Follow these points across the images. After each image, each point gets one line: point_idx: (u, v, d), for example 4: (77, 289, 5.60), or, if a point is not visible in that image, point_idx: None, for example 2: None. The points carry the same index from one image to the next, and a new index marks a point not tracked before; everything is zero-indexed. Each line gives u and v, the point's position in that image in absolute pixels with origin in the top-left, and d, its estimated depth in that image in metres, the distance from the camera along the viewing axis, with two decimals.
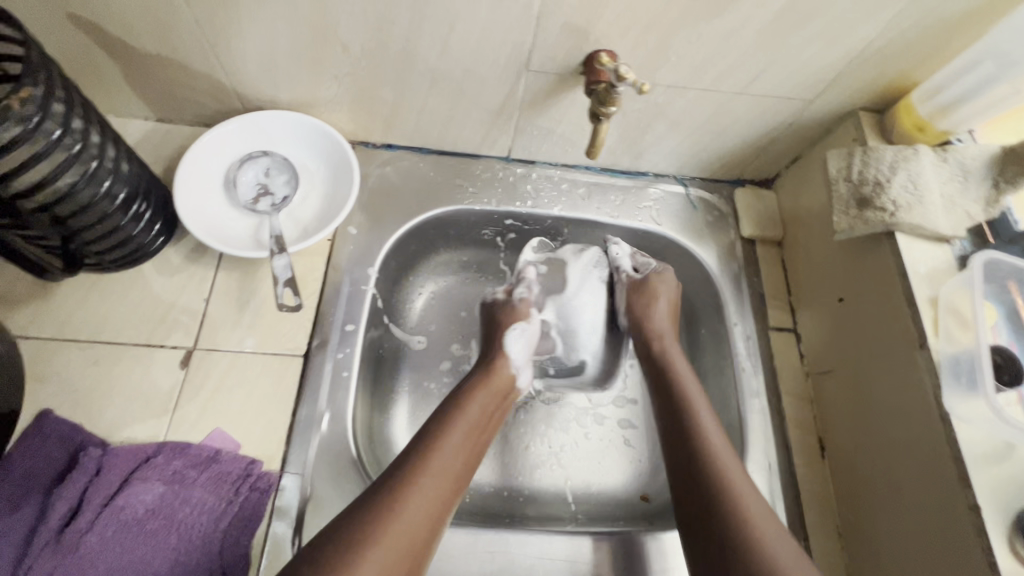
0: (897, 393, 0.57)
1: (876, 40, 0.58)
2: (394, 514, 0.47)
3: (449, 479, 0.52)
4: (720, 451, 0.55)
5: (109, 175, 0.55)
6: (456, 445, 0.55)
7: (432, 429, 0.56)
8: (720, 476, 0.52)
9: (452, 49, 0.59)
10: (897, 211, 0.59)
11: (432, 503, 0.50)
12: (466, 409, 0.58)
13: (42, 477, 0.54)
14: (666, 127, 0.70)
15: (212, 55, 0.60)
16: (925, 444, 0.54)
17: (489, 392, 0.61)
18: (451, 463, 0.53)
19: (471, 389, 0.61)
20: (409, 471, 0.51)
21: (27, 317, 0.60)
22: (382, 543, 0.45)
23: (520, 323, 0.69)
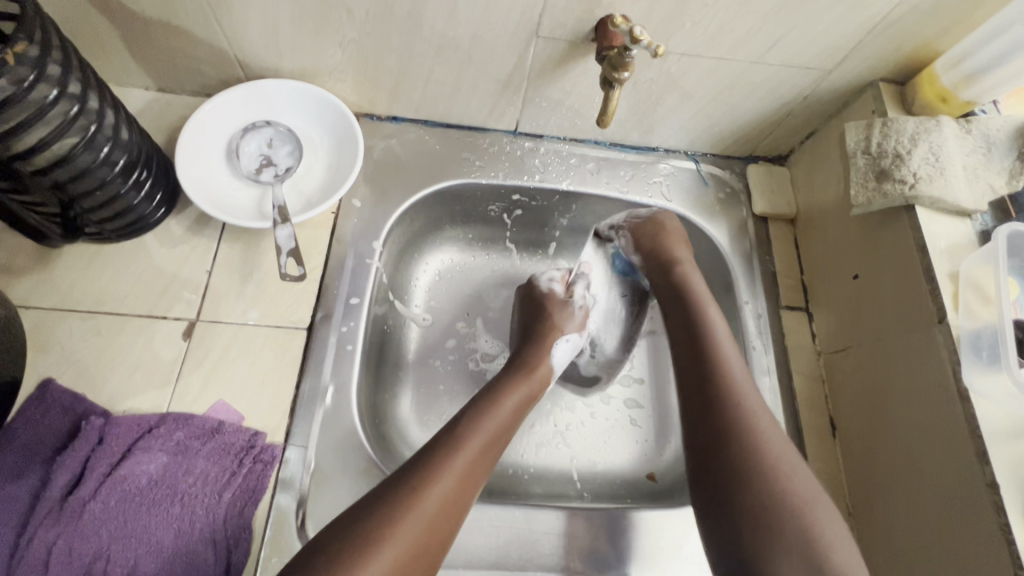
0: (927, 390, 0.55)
1: (900, 5, 0.56)
2: (407, 519, 0.46)
3: (469, 483, 0.51)
4: (757, 406, 0.55)
5: (109, 141, 0.54)
6: (479, 449, 0.53)
7: (455, 428, 0.54)
8: (747, 442, 0.52)
9: (459, 14, 0.57)
10: (918, 183, 0.57)
11: (449, 509, 0.49)
12: (499, 409, 0.57)
13: (45, 447, 0.53)
14: (678, 99, 0.68)
15: (213, 19, 0.58)
16: (948, 438, 0.52)
17: (524, 389, 0.61)
18: (474, 472, 0.52)
19: (504, 391, 0.59)
20: (425, 470, 0.49)
21: (28, 286, 0.59)
22: (391, 546, 0.45)
23: (567, 335, 0.69)
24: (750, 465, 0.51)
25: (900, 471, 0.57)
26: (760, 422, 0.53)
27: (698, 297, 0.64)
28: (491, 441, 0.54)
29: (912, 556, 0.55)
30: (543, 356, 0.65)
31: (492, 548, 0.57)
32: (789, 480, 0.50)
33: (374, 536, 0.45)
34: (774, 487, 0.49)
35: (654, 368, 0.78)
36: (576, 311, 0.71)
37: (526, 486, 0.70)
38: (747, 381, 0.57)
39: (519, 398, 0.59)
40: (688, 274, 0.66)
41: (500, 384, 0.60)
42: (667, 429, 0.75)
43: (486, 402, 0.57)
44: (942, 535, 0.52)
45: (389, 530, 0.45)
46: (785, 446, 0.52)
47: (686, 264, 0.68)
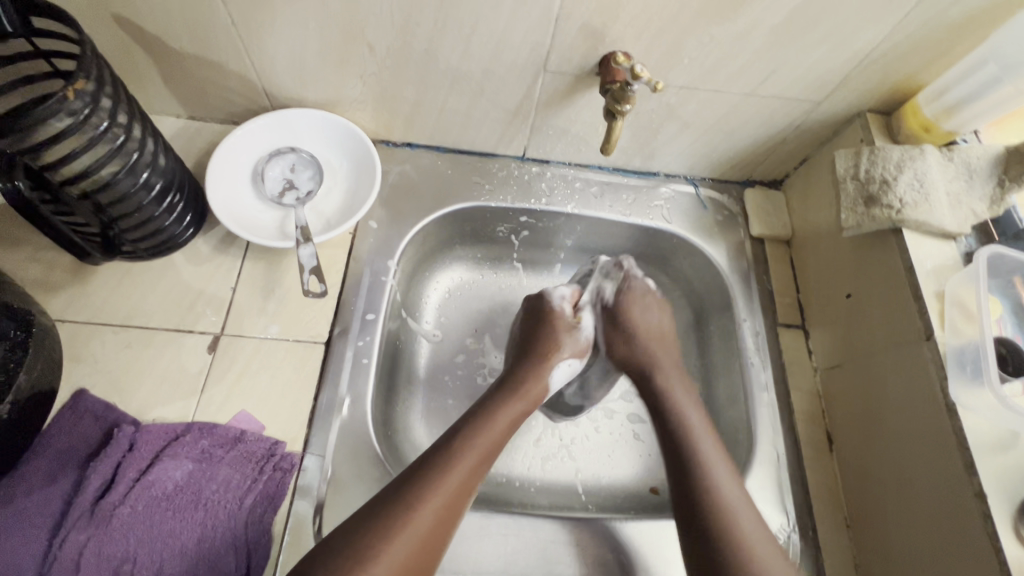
0: (912, 400, 0.57)
1: (882, 43, 0.60)
2: (410, 527, 0.49)
3: (467, 487, 0.54)
4: (721, 478, 0.56)
5: (148, 167, 0.58)
6: (474, 464, 0.55)
7: (449, 442, 0.56)
8: (713, 497, 0.54)
9: (473, 50, 0.62)
10: (904, 208, 0.61)
11: (445, 519, 0.51)
12: (494, 424, 0.59)
13: (76, 453, 0.56)
14: (677, 128, 0.73)
15: (245, 55, 0.63)
16: (933, 443, 0.55)
17: (534, 391, 0.64)
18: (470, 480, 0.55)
19: (498, 407, 0.61)
20: (421, 484, 0.52)
21: (64, 301, 0.63)
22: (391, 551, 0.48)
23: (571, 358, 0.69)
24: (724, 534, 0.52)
25: (892, 480, 0.59)
26: (711, 461, 0.57)
27: (654, 367, 0.66)
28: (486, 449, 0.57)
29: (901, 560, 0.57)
30: (541, 376, 0.65)
31: (500, 555, 0.59)
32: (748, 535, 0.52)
33: (376, 541, 0.48)
34: (735, 555, 0.51)
35: None
36: (582, 337, 0.70)
37: (532, 498, 0.72)
38: (729, 471, 0.57)
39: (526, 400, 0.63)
40: (650, 371, 0.66)
41: (493, 401, 0.61)
42: None
43: (484, 409, 0.60)
44: (931, 536, 0.54)
45: (393, 536, 0.48)
46: (740, 499, 0.55)
47: (660, 366, 0.66)
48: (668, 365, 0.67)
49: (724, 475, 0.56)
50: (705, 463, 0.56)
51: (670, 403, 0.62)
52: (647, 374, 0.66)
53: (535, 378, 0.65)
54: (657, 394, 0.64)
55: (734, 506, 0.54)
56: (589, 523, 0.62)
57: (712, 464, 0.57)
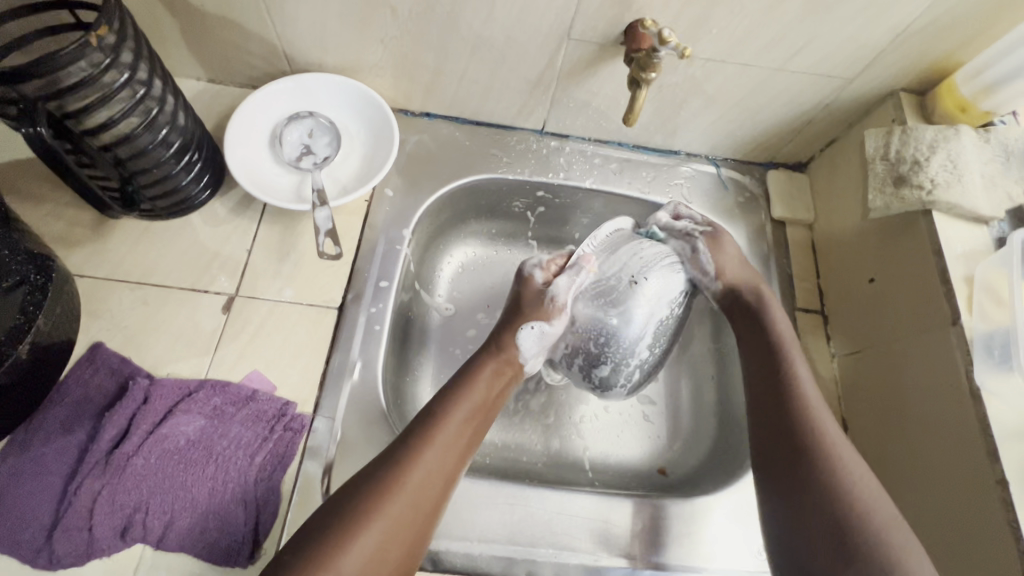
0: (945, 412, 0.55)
1: (922, 17, 0.58)
2: (383, 511, 0.48)
3: (433, 485, 0.51)
4: (821, 416, 0.55)
5: (167, 125, 0.58)
6: (430, 471, 0.52)
7: (403, 451, 0.52)
8: (829, 469, 0.50)
9: (496, 15, 0.61)
10: (935, 188, 0.59)
11: (399, 536, 0.48)
12: (446, 426, 0.55)
13: (93, 404, 0.57)
14: (701, 104, 0.71)
15: (267, 15, 0.63)
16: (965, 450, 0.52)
17: (488, 378, 0.61)
18: (440, 468, 0.52)
19: (448, 408, 0.57)
20: (370, 497, 0.48)
21: (83, 256, 0.64)
22: (365, 538, 0.47)
23: (538, 322, 0.64)
24: (833, 483, 0.50)
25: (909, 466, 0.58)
26: (828, 430, 0.53)
27: (763, 302, 0.64)
28: (450, 436, 0.54)
29: (919, 540, 0.56)
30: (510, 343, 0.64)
31: (506, 524, 0.59)
32: (852, 487, 0.49)
33: (348, 527, 0.47)
34: (840, 485, 0.49)
35: (668, 366, 0.80)
36: (553, 300, 0.64)
37: (538, 473, 0.71)
38: (822, 400, 0.56)
39: (494, 390, 0.61)
40: (758, 292, 0.65)
41: (443, 402, 0.57)
42: (679, 426, 0.76)
43: (442, 402, 0.57)
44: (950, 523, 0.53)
45: (367, 520, 0.47)
46: (862, 462, 0.51)
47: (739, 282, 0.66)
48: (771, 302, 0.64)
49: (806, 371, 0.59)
50: (811, 409, 0.55)
51: (782, 356, 0.59)
52: (747, 300, 0.65)
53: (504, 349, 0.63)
54: (750, 304, 0.64)
55: (835, 433, 0.53)
56: (597, 497, 0.61)
57: (830, 435, 0.53)
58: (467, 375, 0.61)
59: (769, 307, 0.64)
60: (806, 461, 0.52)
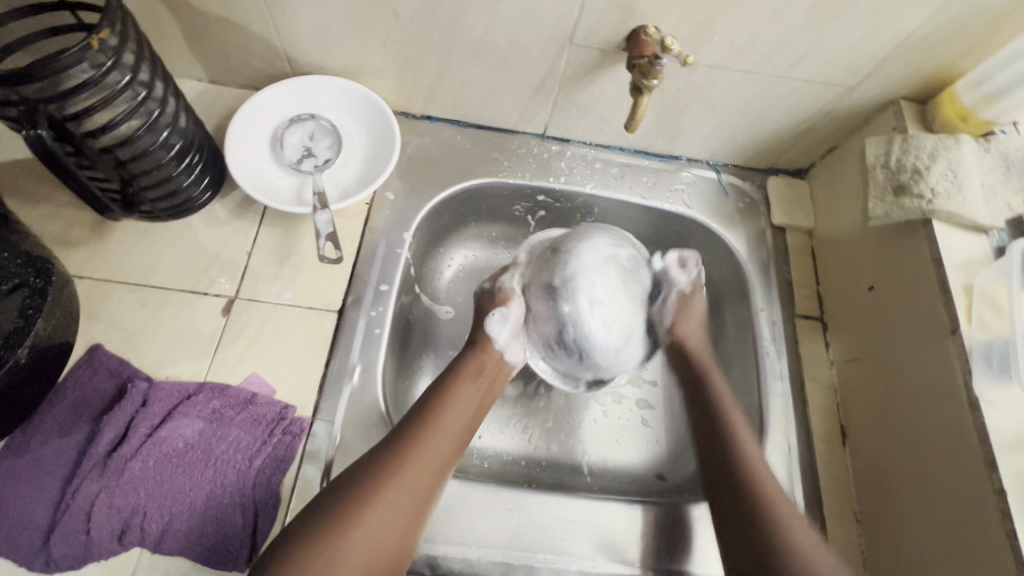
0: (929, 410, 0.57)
1: (923, 27, 0.58)
2: (351, 545, 0.48)
3: (420, 484, 0.53)
4: (755, 463, 0.57)
5: (168, 127, 0.58)
6: (418, 470, 0.53)
7: (393, 450, 0.54)
8: (770, 519, 0.53)
9: (499, 20, 0.61)
10: (935, 198, 0.59)
11: (389, 534, 0.50)
12: (434, 427, 0.57)
13: (91, 406, 0.57)
14: (703, 110, 0.71)
15: (269, 18, 0.63)
16: (956, 450, 0.53)
17: (477, 378, 0.63)
18: (407, 495, 0.52)
19: (438, 409, 0.58)
20: (359, 496, 0.50)
21: (83, 257, 0.64)
22: (336, 574, 0.47)
23: (498, 309, 0.68)
24: (769, 530, 0.52)
25: (905, 469, 0.59)
26: (762, 476, 0.56)
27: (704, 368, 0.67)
28: (416, 460, 0.54)
29: (905, 548, 0.57)
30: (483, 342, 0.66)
31: (504, 529, 0.59)
32: (797, 537, 0.52)
33: (317, 564, 0.46)
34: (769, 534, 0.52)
35: (667, 371, 0.80)
36: (502, 291, 0.70)
37: (538, 478, 0.72)
38: (753, 440, 0.60)
39: (466, 407, 0.60)
40: (689, 346, 0.69)
41: (433, 401, 0.59)
42: (678, 431, 0.76)
43: (409, 425, 0.56)
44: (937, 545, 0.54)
45: (335, 556, 0.47)
46: (793, 509, 0.54)
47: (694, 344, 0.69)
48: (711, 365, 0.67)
49: (740, 412, 0.63)
50: (743, 448, 0.59)
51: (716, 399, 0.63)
52: (692, 355, 0.68)
53: (483, 350, 0.65)
54: (691, 369, 0.67)
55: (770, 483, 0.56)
56: (595, 503, 0.61)
57: (761, 475, 0.57)
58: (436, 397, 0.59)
59: (714, 376, 0.66)
60: (736, 504, 0.55)
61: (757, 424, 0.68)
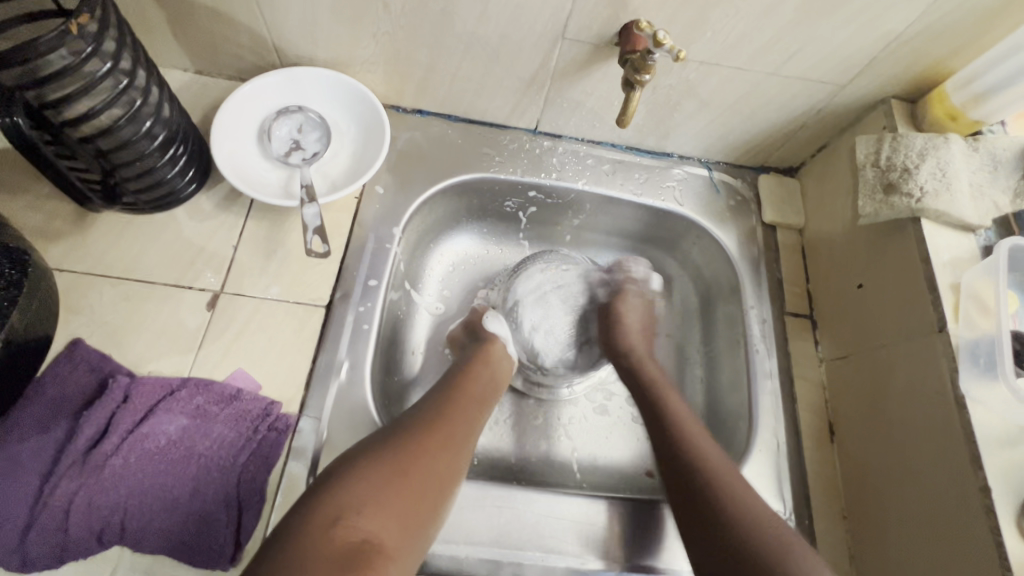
0: (916, 391, 0.57)
1: (913, 26, 0.58)
2: (385, 498, 0.47)
3: (448, 447, 0.54)
4: (714, 458, 0.55)
5: (151, 116, 0.57)
6: (448, 433, 0.55)
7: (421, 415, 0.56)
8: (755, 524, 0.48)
9: (490, 13, 0.60)
10: (924, 196, 0.59)
11: (419, 490, 0.49)
12: (457, 397, 0.60)
13: (71, 402, 0.56)
14: (695, 106, 0.71)
15: (255, 7, 0.61)
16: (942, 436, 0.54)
17: (490, 362, 0.66)
18: (438, 457, 0.52)
19: (458, 385, 0.61)
20: (396, 447, 0.51)
21: (63, 249, 0.62)
22: (371, 522, 0.46)
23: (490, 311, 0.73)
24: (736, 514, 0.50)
25: (893, 459, 0.59)
26: (688, 429, 0.58)
27: (654, 377, 0.66)
28: (443, 430, 0.55)
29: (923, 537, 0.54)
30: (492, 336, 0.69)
31: (494, 526, 0.59)
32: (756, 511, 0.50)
33: (351, 509, 0.45)
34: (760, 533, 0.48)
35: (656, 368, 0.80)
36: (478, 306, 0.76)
37: (528, 475, 0.71)
38: (702, 433, 0.58)
39: (480, 387, 0.62)
40: (639, 359, 0.69)
41: (452, 381, 0.62)
42: None
43: (438, 405, 0.58)
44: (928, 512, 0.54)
45: (368, 506, 0.46)
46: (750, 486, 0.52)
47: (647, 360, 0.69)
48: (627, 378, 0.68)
49: (685, 406, 0.61)
50: (696, 442, 0.56)
51: (663, 402, 0.62)
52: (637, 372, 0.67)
53: (489, 341, 0.68)
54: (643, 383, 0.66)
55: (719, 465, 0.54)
56: (585, 500, 0.61)
57: (716, 465, 0.54)
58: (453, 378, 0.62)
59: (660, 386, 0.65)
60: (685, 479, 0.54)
61: (746, 421, 0.68)
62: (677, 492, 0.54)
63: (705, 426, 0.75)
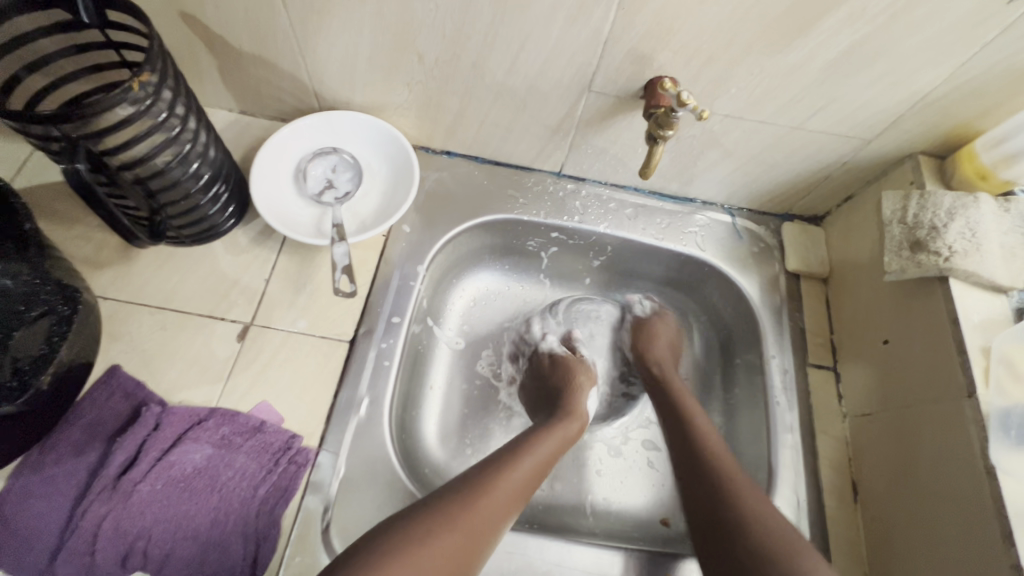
0: (950, 457, 0.55)
1: (941, 86, 0.58)
2: None
3: (506, 510, 0.52)
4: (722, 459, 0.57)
5: (198, 158, 0.60)
6: (508, 495, 0.53)
7: (487, 466, 0.55)
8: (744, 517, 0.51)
9: (519, 67, 0.62)
10: (952, 255, 0.58)
11: (456, 554, 0.47)
12: (536, 451, 0.58)
13: (106, 427, 0.58)
14: (718, 156, 0.72)
15: (299, 56, 0.65)
16: (972, 504, 0.52)
17: (566, 426, 0.64)
18: (493, 517, 0.50)
19: (540, 436, 0.61)
20: (439, 514, 0.48)
21: (108, 278, 0.66)
22: None
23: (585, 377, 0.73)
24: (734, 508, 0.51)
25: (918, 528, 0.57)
26: (715, 457, 0.57)
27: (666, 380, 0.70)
28: (478, 519, 0.49)
29: None
30: (577, 401, 0.68)
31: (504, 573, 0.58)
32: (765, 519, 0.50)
33: None
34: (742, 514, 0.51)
35: None
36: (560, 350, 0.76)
37: (540, 516, 0.70)
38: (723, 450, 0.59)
39: (541, 455, 0.59)
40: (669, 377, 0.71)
41: (541, 426, 0.63)
42: None
43: (480, 480, 0.53)
44: None
45: None
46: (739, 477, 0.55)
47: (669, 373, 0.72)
48: (673, 370, 0.73)
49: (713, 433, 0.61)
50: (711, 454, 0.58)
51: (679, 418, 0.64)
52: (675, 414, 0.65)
53: (577, 393, 0.69)
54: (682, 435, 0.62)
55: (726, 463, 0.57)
56: (597, 550, 0.60)
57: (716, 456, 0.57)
58: (533, 436, 0.61)
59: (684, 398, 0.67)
60: (700, 511, 0.53)
61: (765, 475, 0.67)
62: (706, 519, 0.53)
63: None
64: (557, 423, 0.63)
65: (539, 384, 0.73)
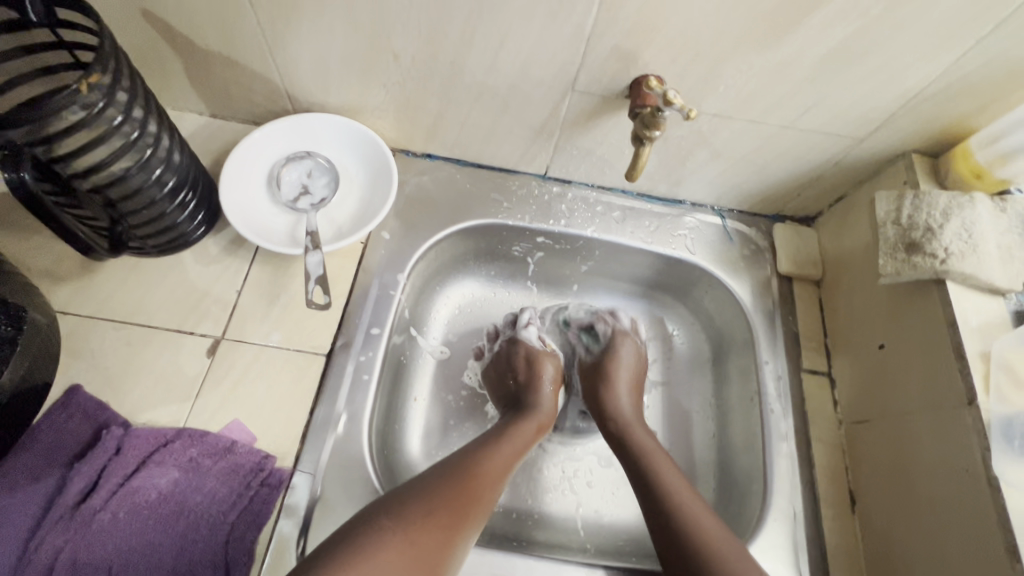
0: (941, 452, 0.54)
1: (935, 83, 0.56)
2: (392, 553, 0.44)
3: (477, 503, 0.51)
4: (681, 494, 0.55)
5: (161, 163, 0.57)
6: (481, 485, 0.52)
7: (469, 451, 0.55)
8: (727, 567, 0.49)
9: (500, 66, 0.60)
10: (949, 257, 0.56)
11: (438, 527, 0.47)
12: (501, 448, 0.57)
13: (65, 451, 0.55)
14: (707, 156, 0.69)
15: (270, 57, 0.62)
16: (970, 503, 0.51)
17: (532, 424, 0.63)
18: (472, 503, 0.50)
19: (505, 437, 0.59)
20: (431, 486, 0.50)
21: (69, 292, 0.62)
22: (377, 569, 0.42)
23: (546, 369, 0.71)
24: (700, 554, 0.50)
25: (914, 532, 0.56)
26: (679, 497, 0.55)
27: (627, 427, 0.64)
28: (460, 499, 0.50)
29: None
30: (541, 399, 0.67)
31: None
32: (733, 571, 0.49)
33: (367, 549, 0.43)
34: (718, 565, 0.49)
35: (668, 424, 0.77)
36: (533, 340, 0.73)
37: (530, 532, 0.68)
38: (687, 490, 0.56)
39: (519, 446, 0.59)
40: (624, 420, 0.65)
41: (504, 424, 0.62)
42: None
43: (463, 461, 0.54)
44: None
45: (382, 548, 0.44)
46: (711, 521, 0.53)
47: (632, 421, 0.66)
48: (626, 400, 0.68)
49: (676, 474, 0.58)
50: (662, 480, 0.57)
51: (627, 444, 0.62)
52: (632, 449, 0.61)
53: (535, 391, 0.68)
54: (637, 462, 0.60)
55: (687, 499, 0.55)
56: (588, 569, 0.58)
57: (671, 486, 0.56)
58: (496, 436, 0.59)
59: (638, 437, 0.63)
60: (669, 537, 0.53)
61: (759, 486, 0.65)
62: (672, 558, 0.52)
63: (716, 485, 0.71)
64: (517, 424, 0.62)
65: (506, 371, 0.71)
